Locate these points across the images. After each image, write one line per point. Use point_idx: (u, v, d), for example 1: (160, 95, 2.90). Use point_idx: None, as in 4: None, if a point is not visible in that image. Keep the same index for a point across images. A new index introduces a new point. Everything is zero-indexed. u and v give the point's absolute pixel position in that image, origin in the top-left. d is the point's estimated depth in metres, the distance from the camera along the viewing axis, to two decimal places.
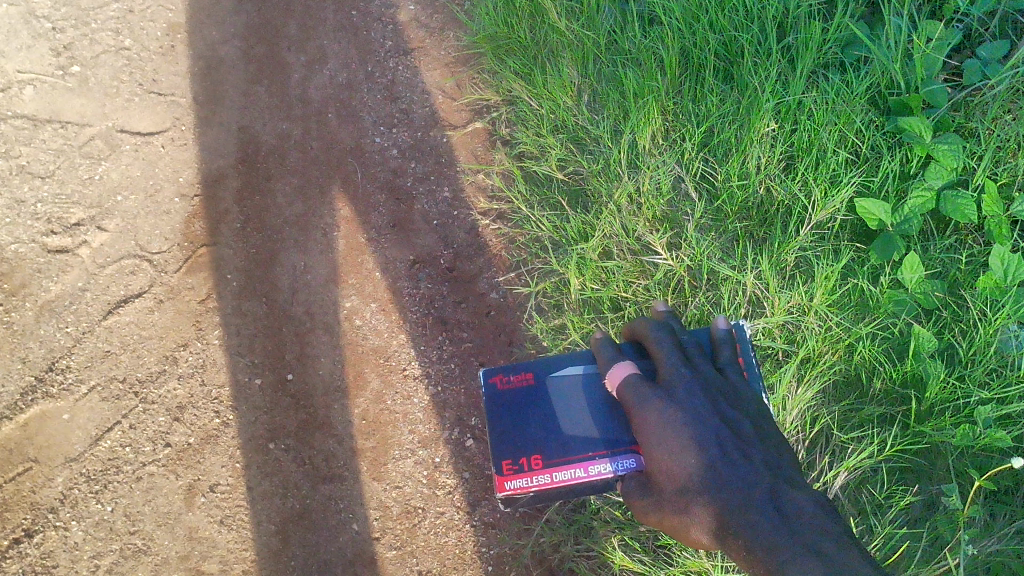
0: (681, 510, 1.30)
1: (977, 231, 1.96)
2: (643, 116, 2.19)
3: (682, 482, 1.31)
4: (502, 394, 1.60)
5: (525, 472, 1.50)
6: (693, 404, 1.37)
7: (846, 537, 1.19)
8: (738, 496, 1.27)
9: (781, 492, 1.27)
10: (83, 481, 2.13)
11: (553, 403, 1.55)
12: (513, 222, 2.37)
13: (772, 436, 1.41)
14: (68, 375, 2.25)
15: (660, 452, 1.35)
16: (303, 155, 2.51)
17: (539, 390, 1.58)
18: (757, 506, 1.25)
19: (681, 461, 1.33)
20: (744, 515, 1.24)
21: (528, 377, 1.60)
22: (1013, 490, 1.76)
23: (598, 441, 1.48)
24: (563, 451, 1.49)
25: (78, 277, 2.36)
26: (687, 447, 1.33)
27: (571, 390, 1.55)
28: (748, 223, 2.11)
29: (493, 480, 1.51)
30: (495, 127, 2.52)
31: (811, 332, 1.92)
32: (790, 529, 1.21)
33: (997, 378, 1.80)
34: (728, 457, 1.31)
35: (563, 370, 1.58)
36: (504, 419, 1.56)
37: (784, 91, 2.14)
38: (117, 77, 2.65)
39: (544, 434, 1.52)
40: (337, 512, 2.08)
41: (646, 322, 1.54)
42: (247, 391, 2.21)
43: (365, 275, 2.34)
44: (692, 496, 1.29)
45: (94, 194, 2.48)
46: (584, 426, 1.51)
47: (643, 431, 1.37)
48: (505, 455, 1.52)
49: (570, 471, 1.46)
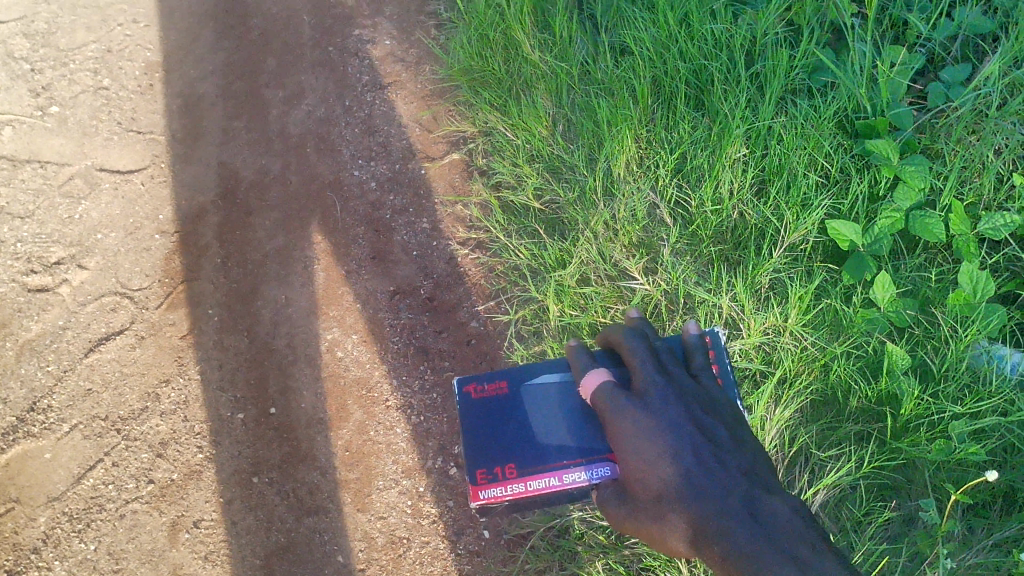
0: (658, 519, 1.31)
1: (946, 250, 2.01)
2: (617, 144, 2.23)
3: (658, 491, 1.33)
4: (475, 403, 1.61)
5: (500, 481, 1.52)
6: (667, 411, 1.39)
7: (819, 543, 1.22)
8: (714, 503, 1.28)
9: (756, 496, 1.29)
10: (65, 520, 2.12)
11: (527, 413, 1.58)
12: (492, 251, 2.39)
13: (748, 440, 1.43)
14: (50, 414, 2.25)
15: (636, 462, 1.37)
16: (283, 190, 2.53)
17: (513, 398, 1.60)
18: (733, 512, 1.27)
19: (657, 470, 1.34)
20: (720, 521, 1.26)
21: (502, 386, 1.62)
22: (989, 504, 1.79)
23: (573, 449, 1.52)
24: (538, 460, 1.52)
25: (59, 315, 2.37)
26: (662, 456, 1.35)
27: (546, 400, 1.58)
28: (723, 246, 2.14)
29: (468, 488, 1.52)
30: (472, 158, 2.55)
31: (787, 352, 1.96)
32: (765, 536, 1.23)
33: (970, 394, 1.83)
34: (703, 464, 1.33)
35: (538, 379, 1.62)
36: (478, 428, 1.58)
37: (754, 117, 2.19)
38: (96, 117, 2.68)
39: (519, 444, 1.55)
40: (321, 544, 2.06)
41: (620, 330, 1.57)
42: (230, 426, 2.22)
43: (346, 307, 2.36)
44: (668, 504, 1.31)
45: (74, 232, 2.49)
46: (559, 436, 1.54)
47: (619, 441, 1.39)
48: (480, 464, 1.54)
49: (545, 480, 1.50)
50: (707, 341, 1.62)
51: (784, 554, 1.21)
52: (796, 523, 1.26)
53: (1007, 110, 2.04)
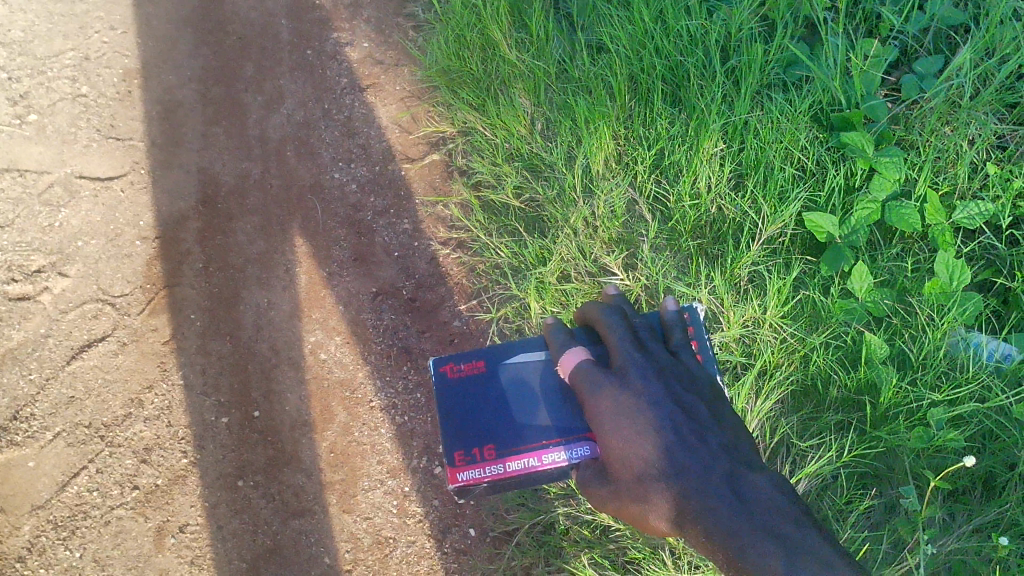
0: (640, 498, 1.33)
1: (922, 240, 2.02)
2: (596, 142, 2.24)
3: (639, 468, 1.35)
4: (452, 382, 1.63)
5: (479, 463, 1.55)
6: (647, 388, 1.42)
7: (804, 520, 1.29)
8: (697, 481, 1.32)
9: (739, 476, 1.34)
10: (50, 528, 2.12)
11: (505, 393, 1.61)
12: (473, 250, 2.41)
13: (726, 417, 1.46)
14: (33, 422, 2.24)
15: (616, 440, 1.39)
16: (263, 194, 2.53)
17: (490, 378, 1.63)
18: (716, 491, 1.31)
19: (638, 447, 1.36)
20: (704, 499, 1.30)
21: (479, 365, 1.64)
22: (969, 490, 1.81)
23: (551, 430, 1.55)
24: (516, 441, 1.55)
25: (40, 324, 2.36)
26: (643, 434, 1.37)
27: (524, 379, 1.61)
28: (703, 239, 2.15)
29: (445, 470, 1.55)
30: (452, 158, 2.56)
31: (767, 344, 1.97)
32: (749, 514, 1.28)
33: (948, 381, 1.84)
34: (684, 442, 1.36)
35: (515, 358, 1.64)
36: (456, 409, 1.60)
37: (730, 111, 2.20)
38: (75, 124, 2.66)
39: (497, 425, 1.58)
40: (308, 546, 2.08)
41: (598, 307, 1.59)
42: (214, 430, 2.22)
43: (329, 309, 2.36)
44: (650, 482, 1.33)
45: (54, 240, 2.48)
46: (537, 416, 1.57)
47: (599, 419, 1.41)
48: (458, 447, 1.56)
49: (524, 461, 1.53)
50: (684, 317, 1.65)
51: (769, 532, 1.26)
52: (777, 500, 1.31)
53: (979, 100, 2.06)
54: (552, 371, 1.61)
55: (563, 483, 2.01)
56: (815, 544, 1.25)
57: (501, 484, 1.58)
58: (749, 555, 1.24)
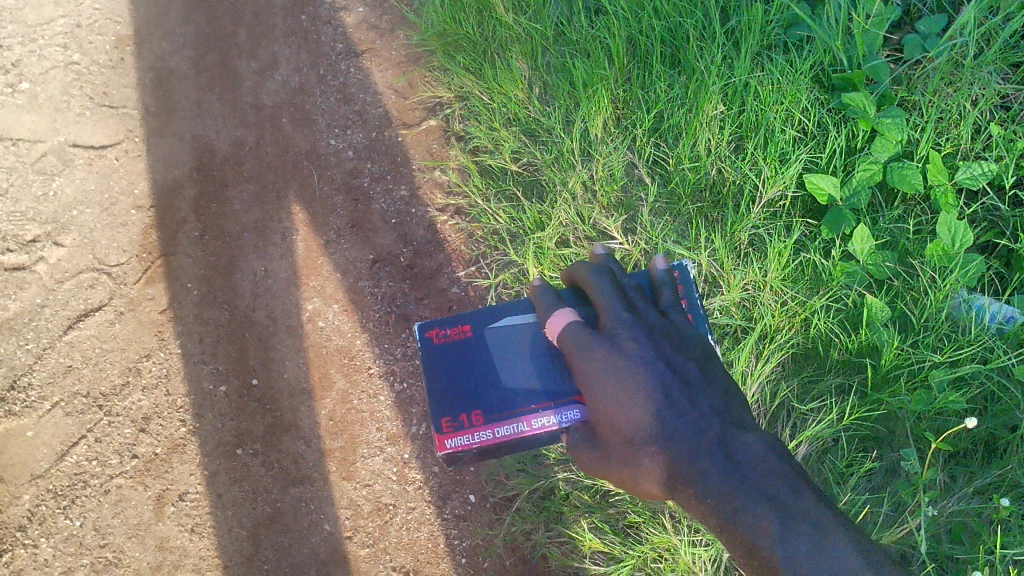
0: (631, 463, 1.37)
1: (925, 201, 2.00)
2: (594, 105, 2.21)
3: (629, 433, 1.38)
4: (439, 348, 1.62)
5: (467, 429, 1.55)
6: (637, 350, 1.41)
7: (799, 481, 1.29)
8: (687, 446, 1.34)
9: (730, 437, 1.35)
10: (50, 497, 2.13)
11: (492, 357, 1.59)
12: (471, 216, 2.39)
13: (718, 376, 1.46)
14: (32, 391, 2.24)
15: (607, 405, 1.40)
16: (259, 161, 2.50)
17: (476, 342, 1.60)
18: (707, 452, 1.33)
19: (628, 410, 1.38)
20: (694, 463, 1.32)
21: (465, 329, 1.62)
22: (970, 453, 1.80)
23: (540, 394, 1.54)
24: (504, 407, 1.54)
25: (36, 293, 2.34)
26: (633, 397, 1.38)
27: (511, 342, 1.59)
28: (703, 204, 2.13)
29: (433, 437, 1.56)
30: (449, 124, 2.53)
31: (768, 307, 1.96)
32: (740, 476, 1.29)
33: (950, 342, 1.83)
34: (675, 405, 1.37)
35: (502, 321, 1.61)
36: (441, 375, 1.59)
37: (730, 73, 2.16)
38: (68, 92, 2.62)
39: (485, 390, 1.57)
40: (308, 513, 2.09)
41: (586, 266, 1.56)
42: (213, 398, 2.22)
43: (326, 277, 2.35)
44: (640, 446, 1.36)
45: (49, 209, 2.46)
46: (525, 379, 1.56)
47: (589, 383, 1.41)
48: (445, 413, 1.56)
49: (512, 427, 1.53)
50: (674, 274, 1.62)
51: (760, 495, 1.27)
52: (770, 462, 1.32)
53: (983, 60, 2.03)
54: (540, 331, 1.58)
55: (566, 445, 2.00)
56: (809, 504, 1.25)
57: (489, 448, 1.58)
58: (741, 518, 1.25)
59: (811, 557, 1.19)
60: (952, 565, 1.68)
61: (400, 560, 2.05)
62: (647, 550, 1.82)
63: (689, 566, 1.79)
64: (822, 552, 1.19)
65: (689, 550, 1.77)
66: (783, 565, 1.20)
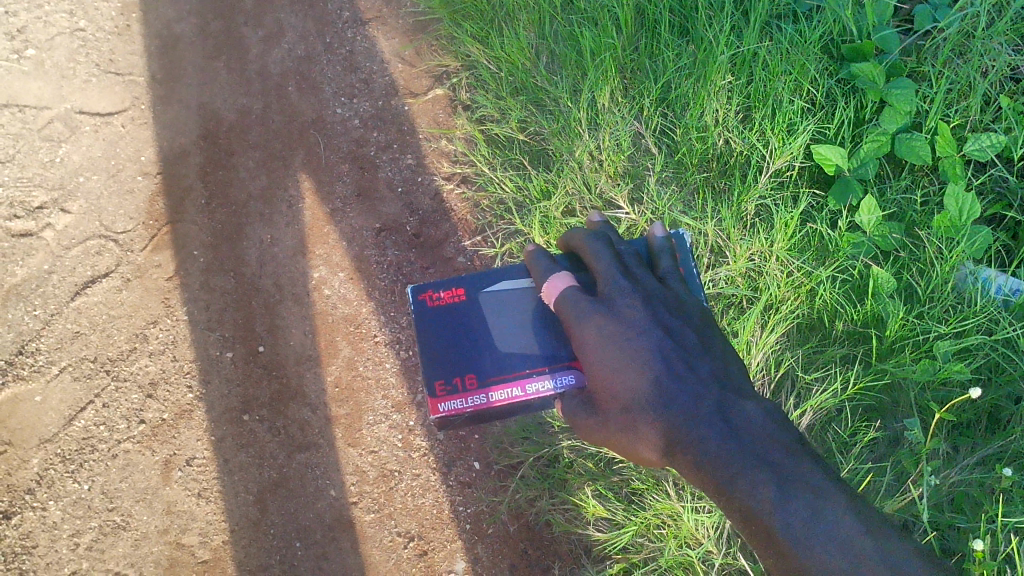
0: (627, 429, 1.37)
1: (932, 172, 1.99)
2: (601, 76, 2.20)
3: (626, 399, 1.38)
4: (432, 311, 1.61)
5: (461, 393, 1.55)
6: (635, 316, 1.41)
7: (796, 446, 1.31)
8: (685, 412, 1.35)
9: (728, 404, 1.36)
10: (58, 461, 2.16)
11: (487, 321, 1.59)
12: (477, 185, 2.39)
13: (716, 343, 1.47)
14: (39, 356, 2.25)
15: (603, 370, 1.40)
16: (265, 129, 2.50)
17: (471, 306, 1.61)
18: (705, 419, 1.34)
19: (625, 376, 1.38)
20: (692, 430, 1.33)
21: (459, 293, 1.62)
22: (973, 423, 1.80)
23: (536, 358, 1.55)
24: (499, 370, 1.55)
25: (43, 260, 2.35)
26: (631, 363, 1.38)
27: (506, 306, 1.60)
28: (709, 174, 2.12)
29: (426, 400, 1.55)
30: (455, 93, 2.52)
31: (773, 278, 1.95)
32: (739, 442, 1.31)
33: (955, 314, 1.84)
34: (673, 372, 1.38)
35: (497, 285, 1.62)
36: (436, 337, 1.59)
37: (739, 42, 2.14)
38: (73, 58, 2.60)
39: (479, 353, 1.57)
40: (314, 478, 2.12)
41: (583, 232, 1.56)
42: (219, 364, 2.24)
43: (332, 245, 2.35)
44: (637, 411, 1.36)
45: (56, 176, 2.45)
46: (520, 344, 1.57)
47: (585, 348, 1.41)
48: (439, 376, 1.56)
49: (507, 391, 1.54)
50: (671, 244, 1.62)
51: (759, 460, 1.28)
52: (768, 427, 1.33)
53: (994, 30, 2.01)
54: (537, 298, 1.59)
55: None
56: (807, 470, 1.27)
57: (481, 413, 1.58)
58: (739, 483, 1.27)
59: (809, 521, 1.21)
60: (953, 534, 1.69)
61: (405, 526, 2.07)
62: (651, 516, 1.84)
63: (692, 533, 1.80)
64: (819, 517, 1.21)
65: (693, 516, 1.78)
66: (781, 530, 1.21)
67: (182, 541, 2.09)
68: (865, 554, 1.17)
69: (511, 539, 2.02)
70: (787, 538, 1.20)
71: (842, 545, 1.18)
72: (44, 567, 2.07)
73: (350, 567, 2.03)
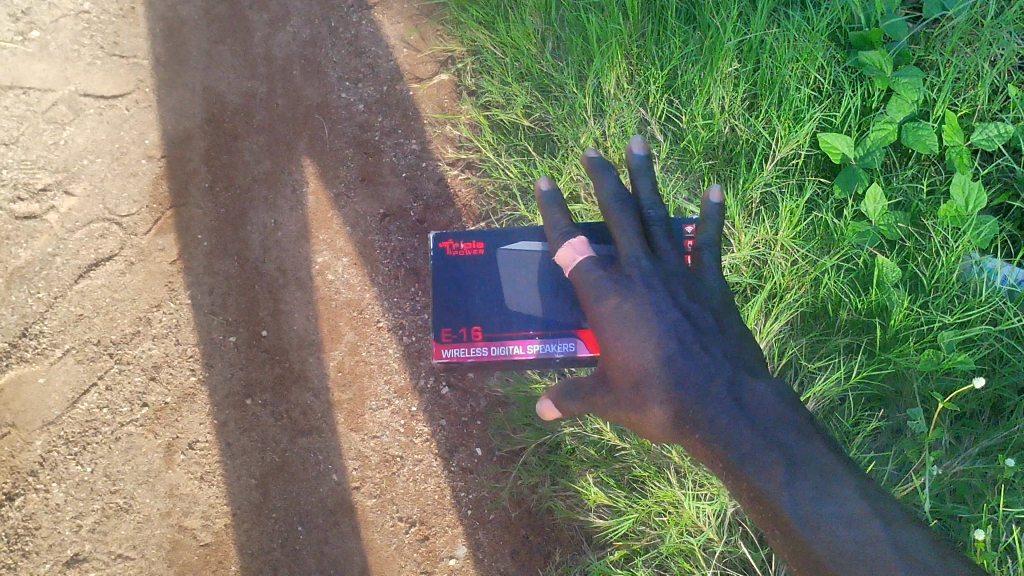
0: (638, 407, 1.38)
1: (939, 162, 1.98)
2: (607, 61, 2.19)
3: (637, 376, 1.38)
4: (449, 259, 1.66)
5: (466, 342, 1.63)
6: (650, 293, 1.41)
7: (808, 427, 1.30)
8: (696, 391, 1.35)
9: (740, 383, 1.36)
10: (62, 444, 2.17)
11: (500, 279, 1.64)
12: (482, 171, 2.39)
13: (735, 325, 1.46)
14: (43, 339, 2.25)
15: (617, 346, 1.40)
16: (270, 113, 2.49)
17: (487, 261, 1.65)
18: (717, 398, 1.33)
19: (638, 354, 1.38)
20: (703, 409, 1.33)
21: (477, 246, 1.66)
22: (977, 414, 1.80)
23: (541, 321, 1.62)
24: (505, 328, 1.62)
25: (47, 242, 2.35)
26: (645, 340, 1.39)
27: (520, 267, 1.64)
28: (715, 161, 2.11)
29: (431, 345, 1.64)
30: (461, 78, 2.50)
31: (778, 266, 1.95)
32: (751, 422, 1.30)
33: (961, 304, 1.83)
34: (686, 350, 1.37)
35: (514, 244, 1.65)
36: (449, 285, 1.65)
37: (746, 29, 2.13)
38: (78, 41, 2.56)
39: (489, 307, 1.64)
40: (316, 463, 2.13)
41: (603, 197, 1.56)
42: (223, 348, 2.24)
43: (336, 230, 2.35)
44: (648, 388, 1.37)
45: (60, 158, 2.45)
46: (528, 305, 1.63)
47: (601, 324, 1.43)
48: (445, 324, 1.63)
49: (509, 349, 1.62)
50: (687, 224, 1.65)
51: (769, 441, 1.28)
52: (781, 408, 1.32)
53: (1003, 19, 1.99)
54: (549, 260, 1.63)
55: None
56: (819, 451, 1.26)
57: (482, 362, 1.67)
58: (747, 465, 1.26)
59: (815, 498, 1.20)
60: (953, 525, 1.68)
61: (407, 511, 2.09)
62: (652, 504, 1.84)
63: (692, 520, 1.80)
64: (826, 495, 1.20)
65: (694, 504, 1.79)
66: (790, 513, 1.20)
67: (185, 524, 2.11)
68: (873, 539, 1.15)
69: (512, 525, 2.04)
70: (794, 522, 1.20)
71: (849, 526, 1.16)
72: (47, 548, 2.09)
73: (352, 552, 2.06)
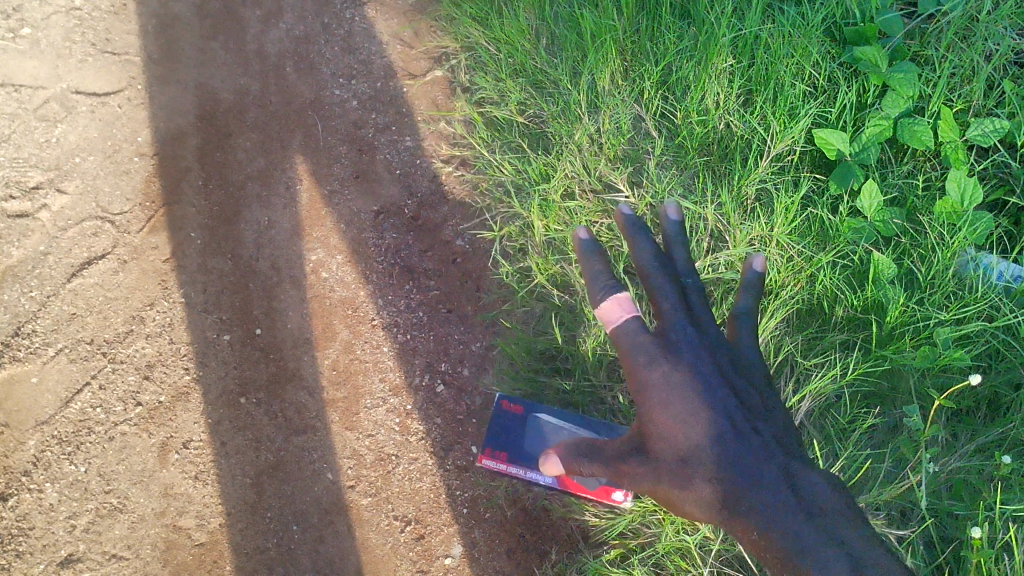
0: (682, 480, 1.45)
1: (934, 158, 1.97)
2: (601, 57, 2.18)
3: (683, 451, 1.46)
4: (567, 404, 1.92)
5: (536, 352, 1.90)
6: (699, 371, 1.52)
7: (854, 515, 1.38)
8: (746, 476, 1.42)
9: (793, 472, 1.43)
10: (54, 444, 2.15)
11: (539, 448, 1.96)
12: (476, 168, 2.38)
13: (776, 413, 1.56)
14: (35, 338, 2.23)
15: (666, 421, 1.49)
16: (263, 110, 2.48)
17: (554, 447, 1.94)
18: (764, 480, 1.41)
19: (684, 430, 1.47)
20: (749, 488, 1.40)
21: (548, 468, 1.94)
22: (973, 410, 1.80)
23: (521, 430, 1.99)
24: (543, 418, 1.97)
25: (39, 241, 2.33)
26: (692, 417, 1.47)
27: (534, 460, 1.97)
28: (710, 157, 2.10)
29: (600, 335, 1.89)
30: (455, 74, 2.51)
31: (774, 263, 1.94)
32: (798, 505, 1.38)
33: (956, 300, 1.83)
34: (738, 435, 1.45)
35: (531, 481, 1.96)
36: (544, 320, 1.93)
37: (741, 24, 2.13)
38: (69, 38, 2.55)
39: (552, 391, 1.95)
40: (311, 462, 2.12)
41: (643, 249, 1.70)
42: (216, 347, 2.23)
43: (330, 228, 2.35)
44: (693, 464, 1.44)
45: (52, 156, 2.42)
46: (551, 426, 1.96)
47: (648, 397, 1.52)
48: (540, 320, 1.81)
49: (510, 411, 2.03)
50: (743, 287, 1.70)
51: (810, 520, 1.36)
52: (831, 501, 1.39)
53: (999, 14, 1.99)
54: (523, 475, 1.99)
55: (574, 399, 2.06)
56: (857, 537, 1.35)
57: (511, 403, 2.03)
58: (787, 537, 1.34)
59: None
60: (950, 522, 1.68)
61: (402, 510, 2.09)
62: (646, 501, 1.84)
63: (688, 518, 1.80)
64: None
65: None
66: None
67: (180, 524, 2.09)
68: None
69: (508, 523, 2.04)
70: None
71: None
72: (41, 549, 2.06)
73: (347, 551, 2.05)
